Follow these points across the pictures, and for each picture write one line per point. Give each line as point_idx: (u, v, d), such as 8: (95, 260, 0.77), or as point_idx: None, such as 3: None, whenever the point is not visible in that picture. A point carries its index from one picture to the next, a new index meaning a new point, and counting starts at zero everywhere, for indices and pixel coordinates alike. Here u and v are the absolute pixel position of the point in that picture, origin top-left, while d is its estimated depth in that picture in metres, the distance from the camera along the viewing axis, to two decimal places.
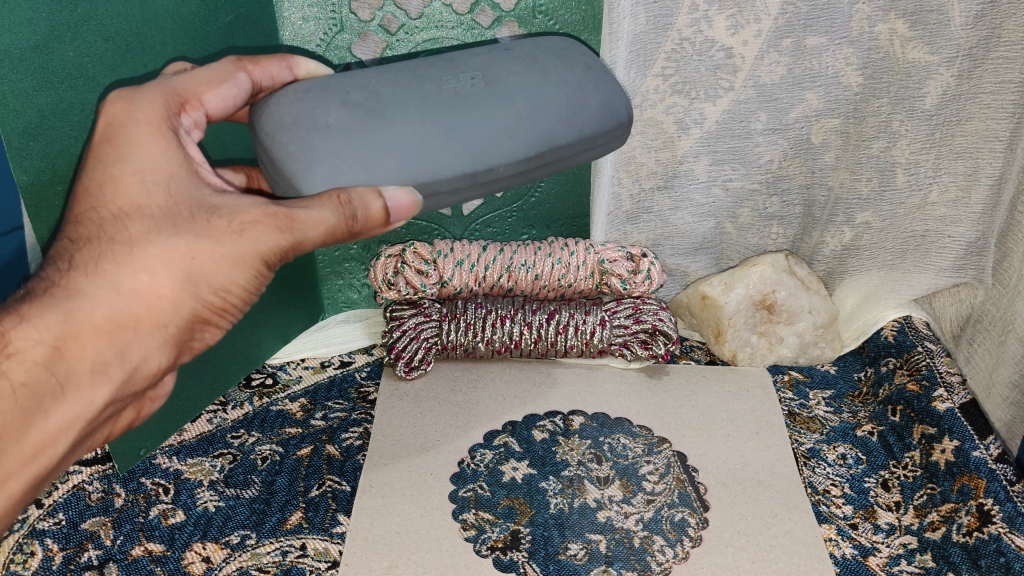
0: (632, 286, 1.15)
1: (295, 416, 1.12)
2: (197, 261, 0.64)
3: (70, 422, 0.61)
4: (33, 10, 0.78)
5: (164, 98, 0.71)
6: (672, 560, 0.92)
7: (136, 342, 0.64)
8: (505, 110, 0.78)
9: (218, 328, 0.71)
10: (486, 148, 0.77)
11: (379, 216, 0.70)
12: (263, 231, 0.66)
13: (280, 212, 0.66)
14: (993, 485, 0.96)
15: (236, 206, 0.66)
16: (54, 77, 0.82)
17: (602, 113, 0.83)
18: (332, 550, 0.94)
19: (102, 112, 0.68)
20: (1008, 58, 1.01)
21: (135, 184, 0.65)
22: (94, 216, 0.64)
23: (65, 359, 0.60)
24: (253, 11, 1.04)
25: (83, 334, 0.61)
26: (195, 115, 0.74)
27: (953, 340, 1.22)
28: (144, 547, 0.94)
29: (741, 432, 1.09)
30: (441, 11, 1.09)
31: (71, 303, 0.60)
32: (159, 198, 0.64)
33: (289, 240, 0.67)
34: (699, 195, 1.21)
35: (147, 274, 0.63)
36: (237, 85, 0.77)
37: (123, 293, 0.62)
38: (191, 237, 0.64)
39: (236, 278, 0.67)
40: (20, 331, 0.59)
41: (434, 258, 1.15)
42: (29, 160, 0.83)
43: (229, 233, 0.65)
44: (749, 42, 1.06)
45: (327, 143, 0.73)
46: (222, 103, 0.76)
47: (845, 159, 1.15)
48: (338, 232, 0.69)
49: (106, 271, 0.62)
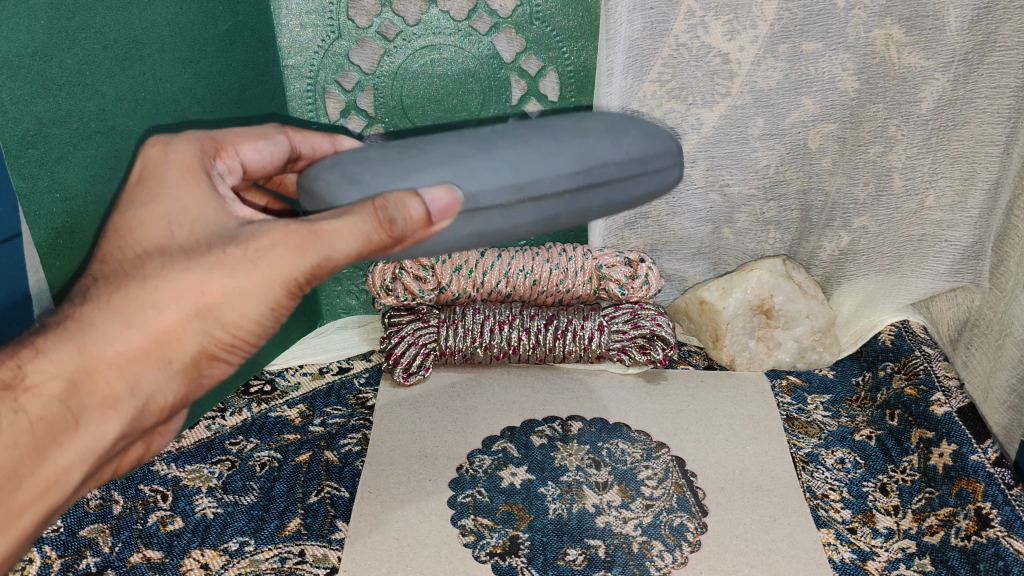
0: (630, 291, 1.17)
1: (294, 423, 1.12)
2: (208, 294, 0.61)
3: (83, 456, 0.60)
4: (30, 19, 0.78)
5: (200, 143, 0.73)
6: (671, 565, 0.92)
7: (147, 376, 0.62)
8: (545, 134, 0.71)
9: (229, 364, 0.69)
10: (528, 160, 0.69)
11: (421, 220, 0.64)
12: (280, 255, 0.62)
13: (301, 228, 0.62)
14: (993, 489, 0.95)
15: (252, 233, 0.63)
16: (53, 84, 0.82)
17: (648, 138, 0.74)
18: (331, 557, 0.94)
19: (139, 159, 0.71)
20: (1003, 63, 1.01)
21: (161, 226, 0.64)
22: (119, 255, 0.64)
23: (80, 393, 0.59)
24: (251, 19, 1.05)
25: (97, 368, 0.59)
26: (230, 162, 0.76)
27: (951, 344, 1.21)
28: (142, 554, 0.94)
29: (740, 437, 1.09)
30: (438, 18, 1.10)
31: (84, 337, 0.59)
32: (183, 238, 0.64)
33: (312, 259, 0.62)
34: (696, 201, 1.21)
35: (157, 310, 0.61)
36: (276, 143, 0.80)
37: (135, 327, 0.60)
38: (203, 270, 0.61)
39: (251, 310, 0.64)
40: (36, 365, 0.57)
41: (432, 264, 1.14)
42: (26, 167, 0.82)
43: (245, 263, 0.62)
44: (746, 48, 1.07)
45: (363, 168, 0.70)
46: (259, 156, 0.78)
47: (842, 164, 1.15)
48: (375, 241, 0.63)
49: (117, 306, 0.60)
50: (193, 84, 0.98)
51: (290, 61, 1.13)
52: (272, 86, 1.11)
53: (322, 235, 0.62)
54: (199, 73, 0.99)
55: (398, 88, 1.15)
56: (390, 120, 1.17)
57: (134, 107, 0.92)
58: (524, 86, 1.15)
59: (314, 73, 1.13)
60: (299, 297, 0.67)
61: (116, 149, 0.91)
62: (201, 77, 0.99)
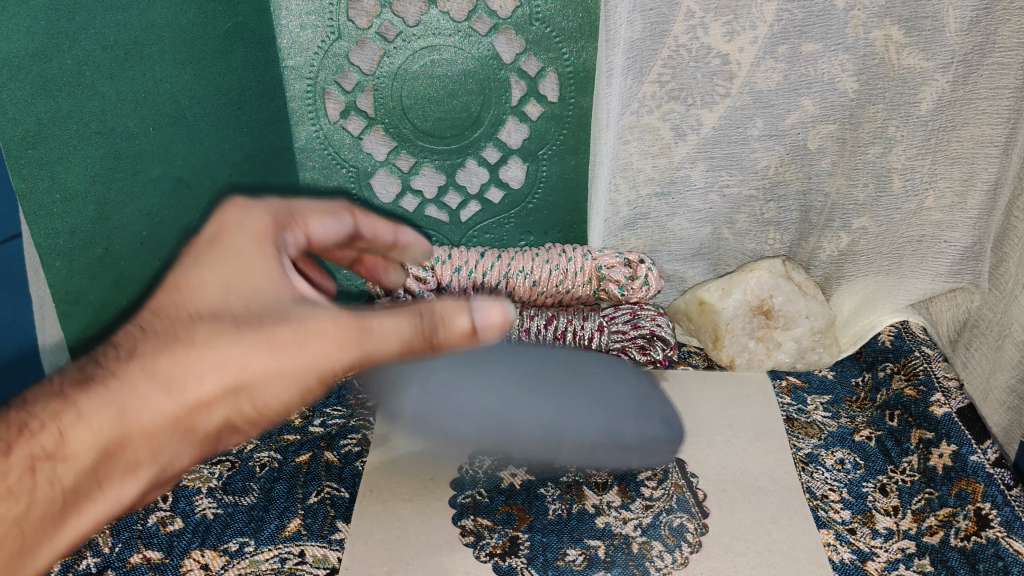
0: (629, 292, 1.19)
1: (293, 423, 1.12)
2: (253, 373, 0.52)
3: (99, 521, 0.50)
4: (30, 20, 0.76)
5: (275, 213, 0.61)
6: (671, 566, 0.92)
7: (173, 448, 0.51)
8: None
9: (246, 439, 0.58)
10: None
11: (463, 334, 0.56)
12: (329, 344, 0.54)
13: (352, 322, 0.55)
14: (992, 489, 0.96)
15: (308, 312, 0.55)
16: (53, 84, 0.80)
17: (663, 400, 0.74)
18: (331, 557, 0.93)
19: (213, 215, 0.59)
20: (1003, 64, 1.01)
21: (219, 289, 0.54)
22: (171, 312, 0.53)
23: (109, 461, 0.49)
24: (251, 20, 1.06)
25: (131, 439, 0.49)
26: (296, 236, 0.63)
27: (950, 345, 1.21)
28: (143, 554, 0.94)
29: (740, 439, 1.09)
30: (438, 18, 1.10)
31: (124, 399, 0.49)
32: (238, 307, 0.54)
33: (357, 355, 0.55)
34: (696, 202, 1.21)
35: (198, 378, 0.51)
36: (340, 221, 0.67)
37: (172, 395, 0.50)
38: (254, 345, 0.53)
39: (286, 398, 0.55)
40: (76, 431, 0.47)
41: (433, 264, 1.17)
42: (28, 168, 0.80)
43: (294, 345, 0.54)
44: (745, 49, 1.07)
45: None
46: (325, 232, 0.65)
47: (841, 164, 1.15)
48: (415, 347, 0.57)
49: (161, 371, 0.50)
50: (194, 84, 0.99)
51: (289, 61, 1.13)
52: (271, 86, 1.12)
53: (373, 334, 0.55)
54: (199, 74, 0.99)
55: (398, 88, 1.15)
56: (391, 121, 1.18)
57: (133, 108, 0.91)
58: (524, 87, 1.15)
59: (314, 73, 1.13)
60: (330, 386, 0.58)
61: (116, 150, 0.90)
62: (201, 78, 1.00)
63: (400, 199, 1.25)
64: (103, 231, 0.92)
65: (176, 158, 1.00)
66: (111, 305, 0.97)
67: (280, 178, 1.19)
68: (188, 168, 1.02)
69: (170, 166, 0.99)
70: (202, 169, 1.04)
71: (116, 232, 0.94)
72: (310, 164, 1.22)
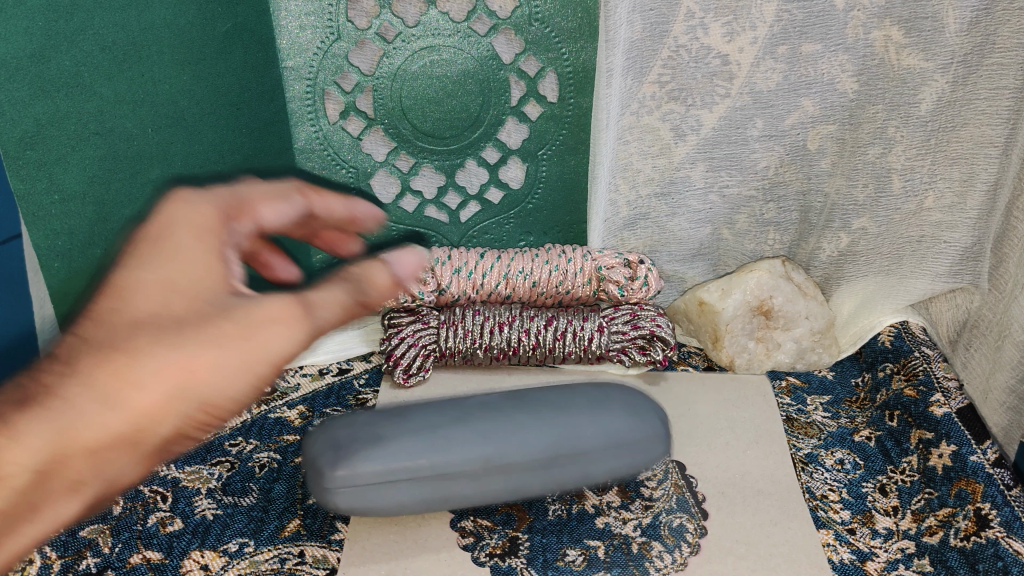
0: (629, 293, 1.17)
1: (294, 423, 1.12)
2: (198, 372, 0.44)
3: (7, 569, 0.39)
4: (29, 20, 0.76)
5: (221, 204, 0.53)
6: (671, 566, 0.92)
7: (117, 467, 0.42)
8: (530, 415, 0.91)
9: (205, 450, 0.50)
10: (497, 441, 0.88)
11: (386, 288, 0.56)
12: (281, 331, 0.48)
13: (294, 302, 0.50)
14: (992, 489, 0.95)
15: (250, 299, 0.48)
16: (51, 86, 0.80)
17: (626, 436, 0.92)
18: (331, 557, 0.94)
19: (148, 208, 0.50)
20: (1002, 64, 1.01)
21: (156, 289, 0.46)
22: (104, 310, 0.44)
23: (44, 484, 0.40)
24: (250, 21, 1.05)
25: (65, 455, 0.40)
26: (247, 226, 0.55)
27: (950, 345, 1.20)
28: (142, 554, 0.94)
29: (740, 440, 1.09)
30: (437, 19, 1.10)
31: (62, 412, 0.39)
32: (179, 307, 0.46)
33: (308, 332, 0.50)
34: (696, 202, 1.21)
35: (133, 389, 0.42)
36: (290, 203, 0.58)
37: (114, 406, 0.41)
38: (195, 345, 0.45)
39: (241, 394, 0.47)
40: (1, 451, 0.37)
41: (433, 266, 1.17)
42: (26, 168, 0.80)
43: (238, 339, 0.46)
44: (745, 49, 1.07)
45: (369, 429, 0.89)
46: (279, 219, 0.57)
47: (841, 165, 1.15)
48: (354, 314, 0.55)
49: (99, 380, 0.41)
50: (193, 85, 0.99)
51: (287, 62, 1.13)
52: (271, 87, 1.12)
53: (317, 311, 0.51)
54: (198, 74, 0.99)
55: (397, 89, 1.15)
56: (390, 122, 1.17)
57: (132, 109, 0.91)
58: (524, 87, 1.15)
59: (314, 74, 1.13)
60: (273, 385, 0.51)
61: (115, 150, 0.90)
62: (200, 79, 1.00)
63: (400, 200, 1.25)
64: (101, 231, 0.93)
65: (175, 159, 0.99)
66: None
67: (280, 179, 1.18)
68: (187, 169, 1.01)
69: (169, 167, 0.98)
70: (201, 168, 1.03)
71: (113, 232, 0.94)
72: (311, 164, 1.20)
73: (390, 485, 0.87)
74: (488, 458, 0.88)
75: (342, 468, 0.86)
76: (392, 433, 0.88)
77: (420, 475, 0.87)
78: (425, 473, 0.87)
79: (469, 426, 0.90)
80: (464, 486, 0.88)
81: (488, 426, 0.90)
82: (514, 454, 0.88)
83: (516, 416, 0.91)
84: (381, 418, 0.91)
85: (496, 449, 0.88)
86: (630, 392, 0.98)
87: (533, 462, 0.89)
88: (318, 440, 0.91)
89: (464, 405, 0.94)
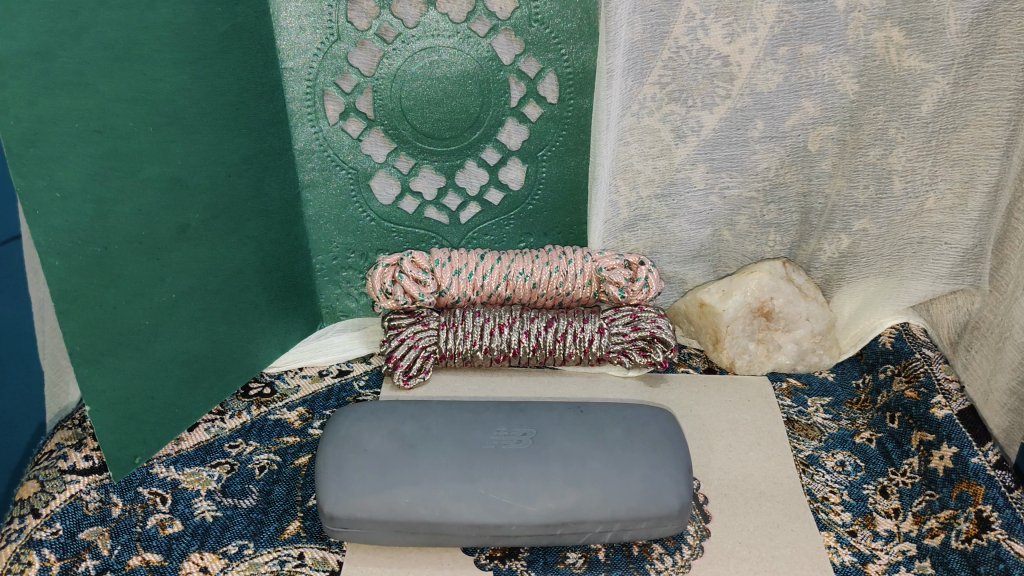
0: (630, 294, 1.17)
1: (293, 425, 1.12)
2: None
3: None
4: (32, 19, 0.80)
5: None
6: (671, 568, 0.92)
7: None
8: (540, 472, 0.90)
9: None
10: (498, 508, 0.88)
11: None
12: None
13: None
14: (993, 492, 0.96)
15: None
16: (52, 84, 0.83)
17: (640, 502, 0.88)
18: (330, 560, 0.93)
19: None
20: (1003, 66, 1.01)
21: None
22: None
23: None
24: (250, 21, 1.04)
25: None
26: None
27: (951, 347, 1.20)
28: (141, 557, 0.94)
29: (742, 442, 1.09)
30: (437, 19, 1.10)
31: None
32: None
33: None
34: (696, 203, 1.20)
35: None
36: None
37: None
38: None
39: None
40: None
41: (432, 267, 1.16)
42: (25, 167, 0.83)
43: None
44: (746, 51, 1.07)
45: (373, 464, 0.90)
46: None
47: (842, 166, 1.14)
48: None
49: None
50: (192, 85, 0.97)
51: (287, 65, 1.11)
52: (271, 88, 1.11)
53: None
54: (197, 74, 0.98)
55: (397, 90, 1.14)
56: (390, 124, 1.17)
57: (131, 107, 0.91)
58: (524, 88, 1.15)
59: (314, 76, 1.12)
60: None
61: (115, 149, 0.90)
62: (198, 78, 0.98)
63: (399, 201, 1.24)
64: (100, 231, 0.92)
65: (176, 158, 0.98)
66: (108, 304, 0.95)
67: (280, 179, 1.16)
68: (186, 169, 0.99)
69: (167, 166, 0.97)
70: (200, 168, 1.01)
71: (114, 232, 0.93)
72: (310, 165, 1.19)
73: (386, 532, 0.89)
74: (486, 524, 0.87)
75: (340, 508, 0.88)
76: (397, 482, 0.89)
77: (416, 530, 0.88)
78: (421, 527, 0.88)
79: (477, 485, 0.89)
80: (458, 540, 0.89)
81: (490, 479, 0.89)
82: (512, 523, 0.87)
83: (526, 477, 0.89)
84: (391, 449, 0.92)
85: (493, 513, 0.87)
86: (659, 453, 0.92)
87: (531, 523, 0.88)
88: (332, 460, 0.92)
89: (481, 448, 0.92)
